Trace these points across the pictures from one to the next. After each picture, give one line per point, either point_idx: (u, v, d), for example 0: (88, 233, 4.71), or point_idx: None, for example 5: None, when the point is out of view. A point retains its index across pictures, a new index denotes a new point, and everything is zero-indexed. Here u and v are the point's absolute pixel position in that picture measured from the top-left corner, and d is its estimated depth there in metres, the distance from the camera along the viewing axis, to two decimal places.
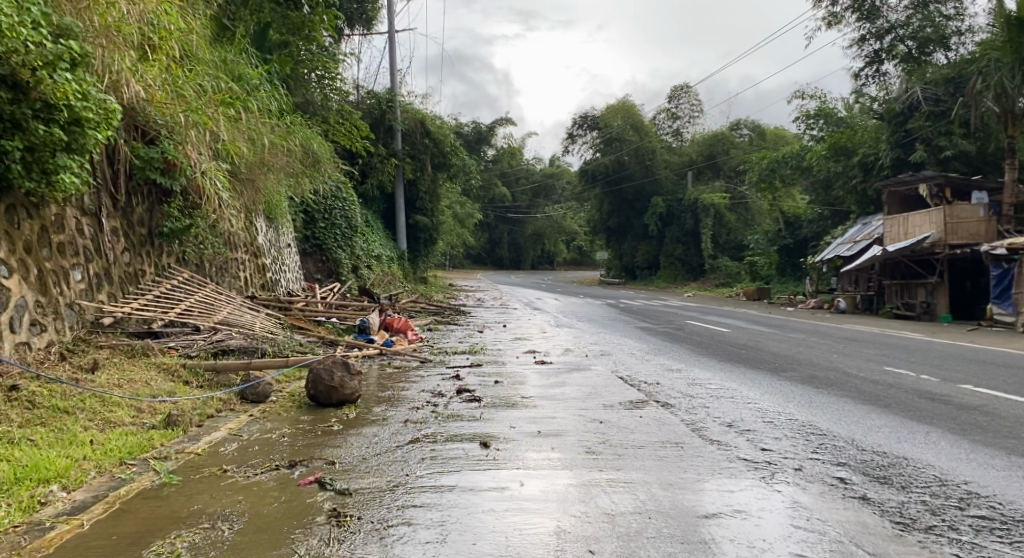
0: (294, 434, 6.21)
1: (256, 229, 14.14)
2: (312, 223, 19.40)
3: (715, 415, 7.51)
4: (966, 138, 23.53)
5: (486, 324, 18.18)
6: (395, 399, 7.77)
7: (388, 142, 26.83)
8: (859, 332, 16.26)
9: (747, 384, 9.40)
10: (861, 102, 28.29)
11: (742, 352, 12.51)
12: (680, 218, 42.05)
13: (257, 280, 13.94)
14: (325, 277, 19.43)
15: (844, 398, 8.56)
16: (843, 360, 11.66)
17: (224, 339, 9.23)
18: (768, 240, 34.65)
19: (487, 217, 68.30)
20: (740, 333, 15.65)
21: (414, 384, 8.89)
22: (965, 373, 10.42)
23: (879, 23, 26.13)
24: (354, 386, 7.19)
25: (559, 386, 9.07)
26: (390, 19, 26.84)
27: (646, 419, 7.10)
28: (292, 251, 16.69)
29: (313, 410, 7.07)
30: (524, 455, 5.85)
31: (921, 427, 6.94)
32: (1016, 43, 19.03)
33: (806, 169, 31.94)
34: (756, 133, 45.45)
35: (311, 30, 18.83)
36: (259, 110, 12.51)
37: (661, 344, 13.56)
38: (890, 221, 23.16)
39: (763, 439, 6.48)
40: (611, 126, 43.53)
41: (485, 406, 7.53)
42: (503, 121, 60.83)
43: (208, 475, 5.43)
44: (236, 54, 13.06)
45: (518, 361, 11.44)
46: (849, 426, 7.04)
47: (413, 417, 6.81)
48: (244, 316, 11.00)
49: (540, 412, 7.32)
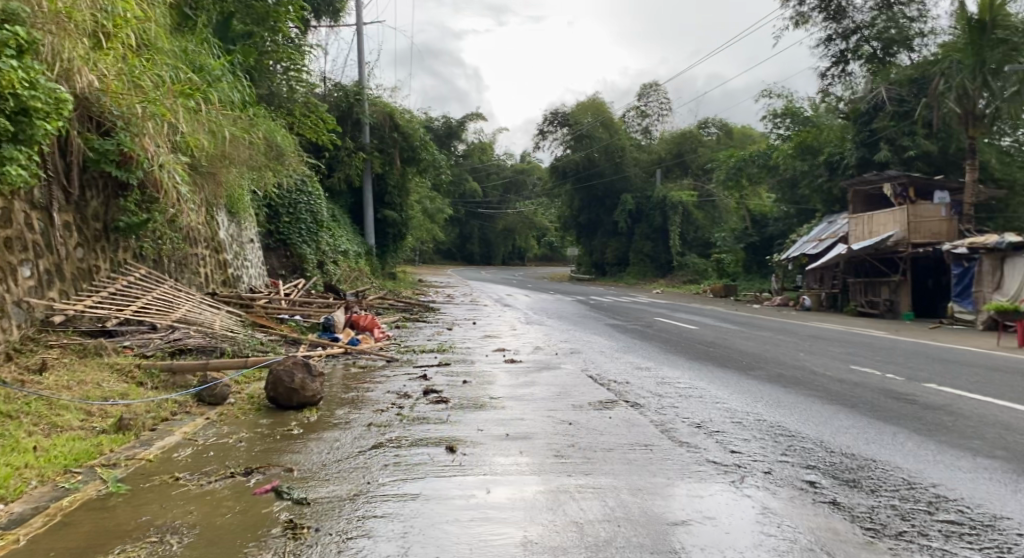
0: (252, 438, 6.03)
1: (218, 223, 13.87)
2: (276, 218, 19.07)
3: (684, 415, 7.43)
4: (929, 138, 23.82)
5: (454, 321, 18.01)
6: (359, 401, 7.60)
7: (355, 136, 26.53)
8: (824, 330, 16.34)
9: (715, 384, 9.35)
10: (827, 101, 28.51)
11: (710, 351, 12.49)
12: (649, 215, 42.15)
13: (218, 276, 13.68)
14: (290, 272, 19.14)
15: (811, 398, 8.54)
16: (809, 359, 11.68)
17: (181, 339, 9.01)
18: (735, 238, 34.87)
19: (457, 212, 68.02)
20: (708, 330, 15.65)
21: (378, 384, 8.71)
22: (928, 371, 10.47)
23: (845, 23, 26.30)
24: (315, 387, 7.01)
25: (527, 386, 8.95)
26: (358, 11, 26.51)
27: (615, 421, 7.00)
28: (255, 246, 16.38)
29: (274, 413, 6.88)
30: (491, 460, 5.72)
31: (888, 428, 6.92)
32: (976, 45, 19.44)
33: (772, 168, 32.17)
34: (724, 131, 45.74)
35: (276, 21, 18.49)
36: (220, 101, 12.21)
37: (630, 342, 13.51)
38: (854, 220, 23.37)
39: (731, 440, 6.41)
40: (581, 122, 43.53)
41: (452, 408, 7.38)
42: (473, 115, 60.56)
43: (159, 483, 5.22)
44: (196, 44, 12.75)
45: (486, 359, 11.30)
46: (816, 426, 7.00)
47: (377, 420, 6.64)
48: (203, 315, 10.75)
49: (507, 414, 7.18)
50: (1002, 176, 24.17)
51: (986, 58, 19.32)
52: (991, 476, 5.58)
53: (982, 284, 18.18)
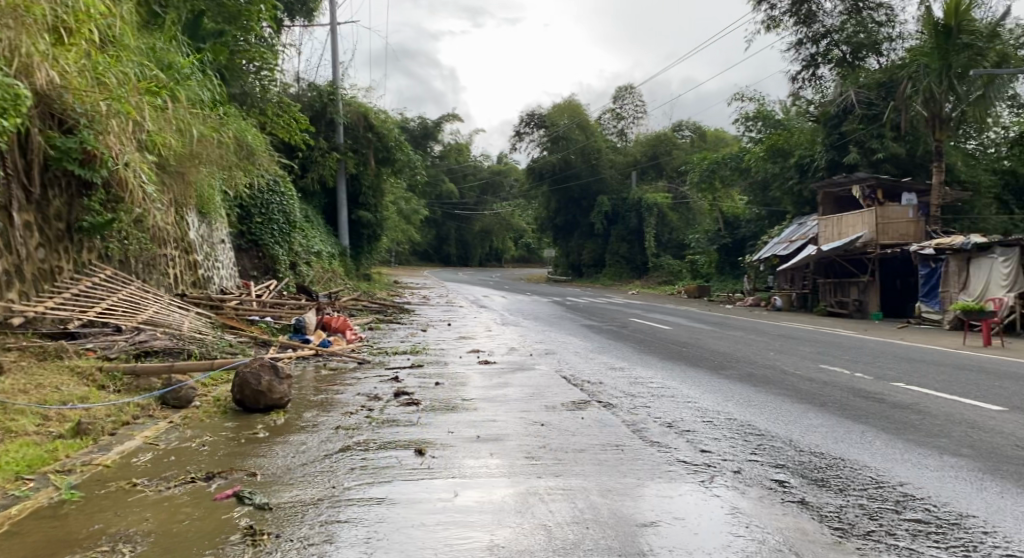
0: (216, 442, 5.91)
1: (188, 224, 13.69)
2: (248, 218, 18.87)
3: (655, 415, 7.41)
4: (897, 141, 24.08)
5: (429, 322, 17.92)
6: (327, 403, 7.50)
7: (329, 136, 26.35)
8: (796, 330, 16.44)
9: (687, 383, 9.36)
10: (798, 104, 28.73)
11: (683, 351, 12.51)
12: (625, 217, 42.26)
13: (188, 277, 13.50)
14: (261, 274, 18.93)
15: (781, 397, 8.56)
16: (780, 358, 11.73)
17: (147, 340, 8.86)
18: (709, 239, 35.08)
19: (434, 213, 67.79)
20: (682, 331, 15.69)
21: (348, 386, 8.62)
22: (896, 371, 10.55)
23: (815, 27, 26.45)
24: (283, 390, 6.91)
25: (499, 387, 8.88)
26: (332, 11, 26.34)
27: (587, 421, 6.95)
28: (226, 247, 16.19)
29: (240, 416, 6.77)
30: (460, 462, 5.65)
31: (856, 427, 6.95)
32: (942, 49, 19.70)
33: (744, 170, 32.39)
34: (698, 134, 46.04)
35: (248, 20, 18.32)
36: (190, 100, 12.06)
37: (604, 343, 13.50)
38: (825, 221, 23.57)
39: (702, 440, 6.39)
40: (557, 124, 43.57)
41: (422, 410, 7.30)
42: (449, 116, 60.40)
43: (116, 490, 5.10)
44: (165, 42, 12.59)
45: (459, 360, 11.23)
46: (786, 425, 7.01)
47: (346, 423, 6.55)
48: (171, 317, 10.61)
49: (479, 415, 7.12)
50: (966, 179, 24.34)
51: (951, 63, 19.59)
52: (958, 474, 5.61)
53: (949, 284, 18.38)
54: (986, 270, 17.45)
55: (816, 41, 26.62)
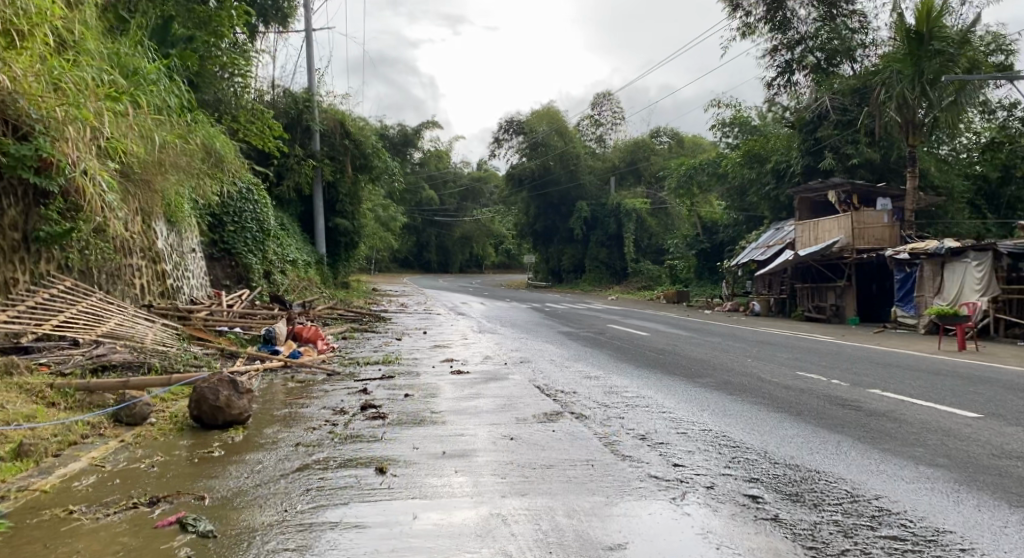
0: (166, 462, 5.67)
1: (155, 232, 13.37)
2: (219, 226, 18.51)
3: (629, 426, 7.24)
4: (872, 146, 24.15)
5: (405, 331, 17.67)
6: (291, 418, 7.26)
7: (305, 143, 26.02)
8: (773, 335, 16.36)
9: (663, 393, 9.20)
10: (774, 110, 28.71)
11: (660, 358, 12.37)
12: (604, 222, 42.20)
13: (156, 287, 13.18)
14: (234, 283, 18.60)
15: (757, 406, 8.41)
16: (757, 365, 11.61)
17: (105, 355, 8.58)
18: (687, 245, 35.11)
19: (414, 220, 67.41)
20: (659, 337, 15.57)
21: (315, 399, 8.37)
22: (872, 376, 10.44)
23: (789, 34, 26.54)
24: (242, 405, 6.68)
25: (471, 398, 8.68)
26: (308, 17, 26.07)
27: (557, 435, 6.76)
28: (197, 256, 15.86)
29: (196, 433, 6.54)
30: (422, 481, 5.44)
31: (832, 437, 6.80)
32: (914, 56, 19.77)
33: (722, 175, 32.42)
34: (676, 140, 46.10)
35: (218, 25, 18.04)
36: (155, 106, 11.82)
37: (581, 350, 13.33)
38: (801, 226, 23.59)
39: (675, 453, 6.22)
40: (536, 131, 43.49)
41: (388, 424, 7.08)
42: (428, 123, 60.12)
43: (50, 518, 4.84)
44: (130, 47, 12.28)
45: (432, 371, 11.00)
46: (761, 436, 6.86)
47: (306, 440, 6.32)
48: (134, 329, 10.37)
49: (447, 430, 6.91)
50: (940, 183, 24.43)
51: (923, 69, 19.64)
52: (934, 487, 5.46)
53: (924, 289, 18.39)
54: (960, 274, 17.46)
55: (791, 47, 26.69)
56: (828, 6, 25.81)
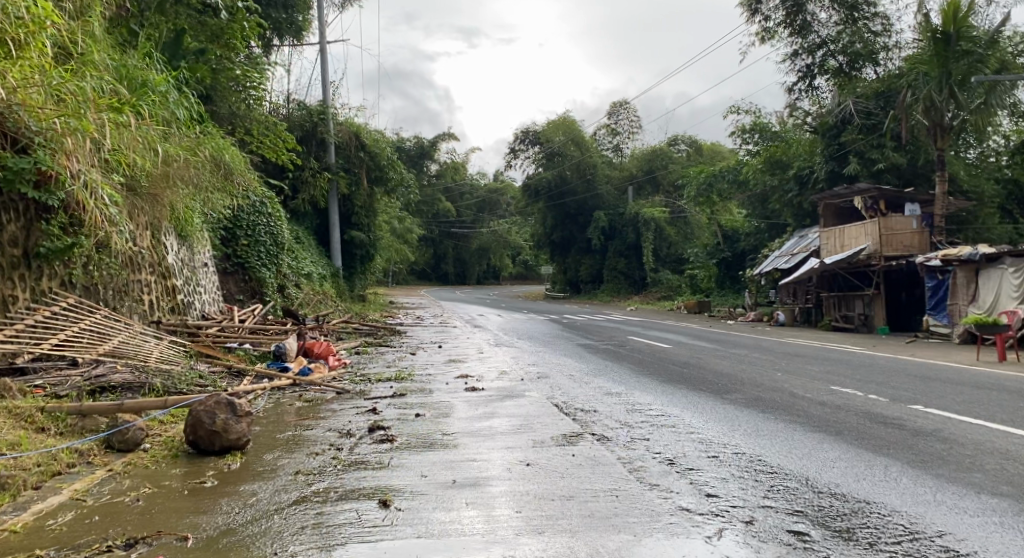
0: (154, 494, 5.26)
1: (165, 247, 13.01)
2: (232, 241, 18.14)
3: (655, 449, 6.73)
4: (898, 151, 23.60)
5: (420, 345, 17.22)
6: (295, 441, 6.81)
7: (320, 155, 25.68)
8: (800, 346, 15.78)
9: (689, 411, 8.68)
10: (795, 116, 28.17)
11: (685, 372, 11.85)
12: (622, 231, 41.68)
13: (165, 303, 12.79)
14: (248, 297, 18.24)
15: (792, 424, 7.88)
16: (787, 379, 11.06)
17: (104, 376, 8.20)
18: (707, 254, 34.56)
19: (431, 233, 67.08)
20: (681, 349, 15.05)
21: (322, 420, 7.93)
22: (912, 391, 9.87)
23: (810, 38, 25.92)
24: (240, 430, 6.26)
25: (486, 418, 8.24)
26: (322, 29, 25.82)
27: (578, 460, 6.27)
28: (208, 270, 15.48)
29: (192, 460, 6.13)
30: (429, 516, 4.97)
31: (878, 461, 6.32)
32: (941, 56, 19.21)
33: (743, 183, 31.90)
34: (694, 148, 45.55)
35: (231, 38, 17.71)
36: (163, 120, 11.53)
37: (602, 364, 12.81)
38: (827, 233, 23.00)
39: (708, 481, 5.72)
40: (552, 141, 42.93)
41: (397, 447, 6.64)
42: (443, 135, 59.83)
43: None
44: (138, 59, 11.99)
45: (446, 387, 10.55)
46: (801, 460, 6.35)
47: (307, 467, 5.89)
48: (139, 346, 10.03)
49: (462, 454, 6.46)
50: (969, 188, 23.69)
51: (951, 70, 19.06)
52: (1003, 521, 4.97)
53: (957, 297, 17.75)
54: (996, 282, 16.84)
55: (811, 51, 26.16)
56: (849, 8, 25.20)
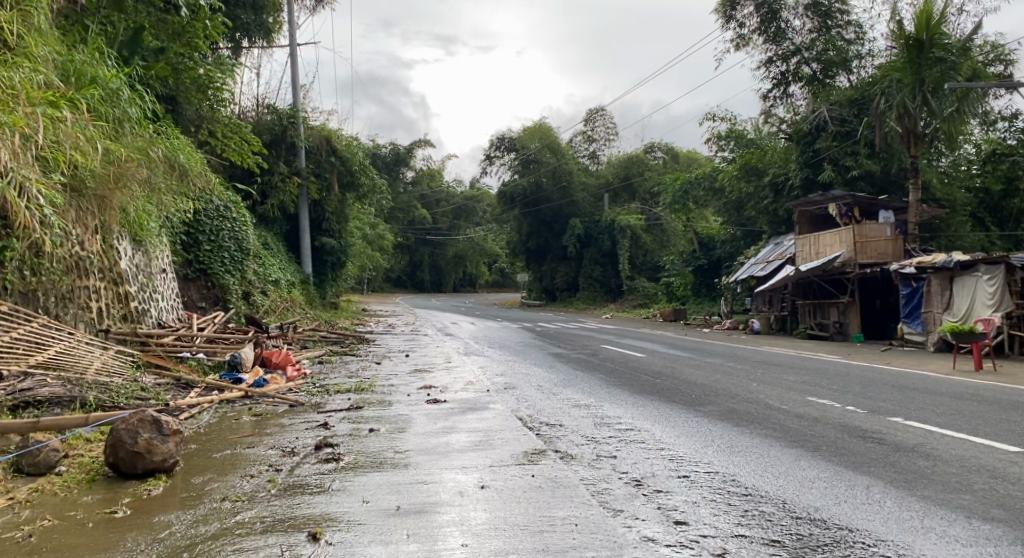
0: (51, 530, 4.89)
1: (119, 252, 12.25)
2: (195, 246, 17.45)
3: (622, 469, 6.26)
4: (872, 158, 23.38)
5: (387, 354, 16.67)
6: (231, 461, 6.28)
7: (290, 160, 25.02)
8: (776, 354, 15.41)
9: (660, 424, 8.22)
10: (770, 122, 28.04)
11: (657, 382, 11.41)
12: (599, 239, 41.35)
13: (117, 310, 12.02)
14: (210, 305, 17.48)
15: (767, 439, 7.46)
16: (762, 389, 10.66)
17: (31, 388, 7.65)
18: (683, 261, 34.32)
19: (407, 240, 66.42)
20: (655, 358, 14.67)
21: (266, 437, 7.36)
22: (891, 402, 9.49)
23: (785, 45, 25.81)
24: (165, 450, 5.81)
25: (446, 433, 7.74)
26: (293, 32, 25.28)
27: (538, 482, 5.78)
28: (167, 276, 14.70)
29: (110, 485, 5.68)
30: (363, 552, 4.59)
31: (859, 480, 5.93)
32: (915, 64, 19.06)
33: (718, 190, 31.69)
34: (670, 155, 45.48)
35: (194, 36, 16.85)
36: (115, 119, 10.88)
37: (573, 374, 12.33)
38: (802, 240, 22.79)
39: (677, 506, 5.26)
40: (528, 148, 42.74)
41: (342, 468, 6.11)
42: (419, 141, 59.36)
43: None
44: (87, 52, 11.32)
45: (408, 399, 10.03)
46: (776, 480, 5.92)
47: (236, 493, 5.43)
48: (82, 354, 9.38)
49: (413, 474, 5.97)
50: (941, 196, 23.82)
51: (924, 77, 18.92)
52: (998, 552, 4.61)
53: (932, 304, 17.50)
54: (970, 290, 16.58)
55: (786, 58, 25.99)
56: (823, 16, 25.10)
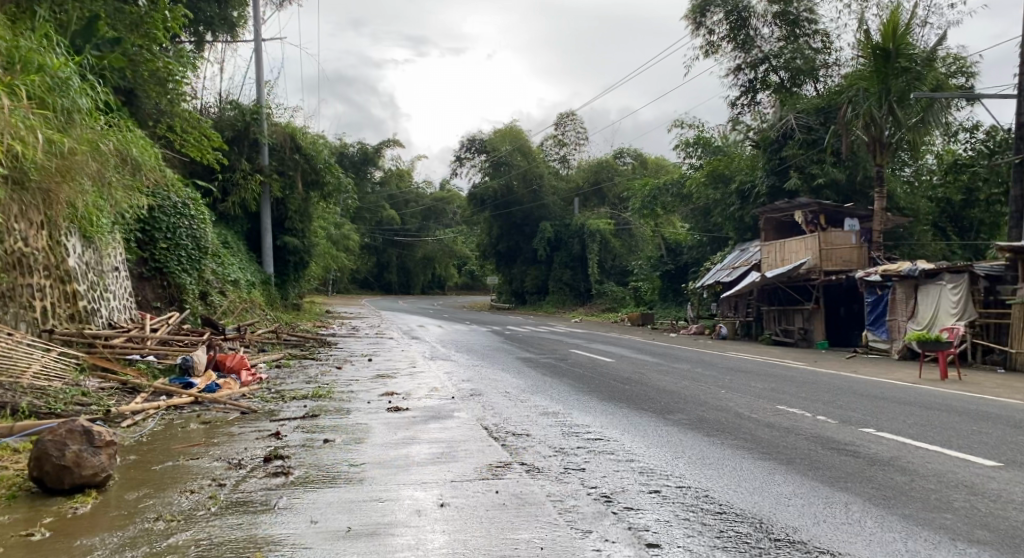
0: None
1: (67, 248, 11.69)
2: (150, 243, 16.86)
3: (590, 483, 5.93)
4: (838, 166, 23.41)
5: (349, 357, 16.24)
6: (173, 475, 5.89)
7: (253, 157, 24.40)
8: (743, 361, 15.24)
9: (630, 434, 7.92)
10: (738, 130, 28.03)
11: (626, 388, 11.15)
12: (568, 243, 41.19)
13: (63, 310, 11.49)
14: (166, 305, 16.92)
15: (740, 451, 7.18)
16: (731, 397, 10.44)
17: None
18: (651, 265, 34.23)
19: (375, 241, 65.71)
20: (623, 363, 14.40)
21: (215, 447, 6.94)
22: (861, 412, 9.29)
23: (753, 53, 25.74)
24: (95, 463, 5.44)
25: (406, 444, 7.38)
26: (258, 28, 24.68)
27: (503, 499, 5.45)
28: (119, 274, 14.12)
29: (33, 501, 5.30)
30: None
31: (837, 496, 5.69)
32: (881, 73, 19.00)
33: (686, 196, 31.68)
34: (639, 161, 45.56)
35: (153, 28, 16.19)
36: (63, 110, 10.26)
37: (539, 380, 12.02)
38: (768, 247, 22.78)
39: (646, 528, 4.97)
40: (498, 150, 42.52)
41: (291, 483, 5.73)
42: (387, 141, 58.78)
43: None
44: (34, 39, 10.69)
45: (367, 407, 9.66)
46: (751, 496, 5.66)
47: (171, 512, 5.06)
48: (21, 354, 8.87)
49: (368, 490, 5.59)
50: (906, 205, 23.94)
51: (890, 86, 18.89)
52: None
53: (897, 312, 17.46)
54: (935, 297, 16.50)
55: (754, 66, 25.93)
56: (791, 25, 25.14)
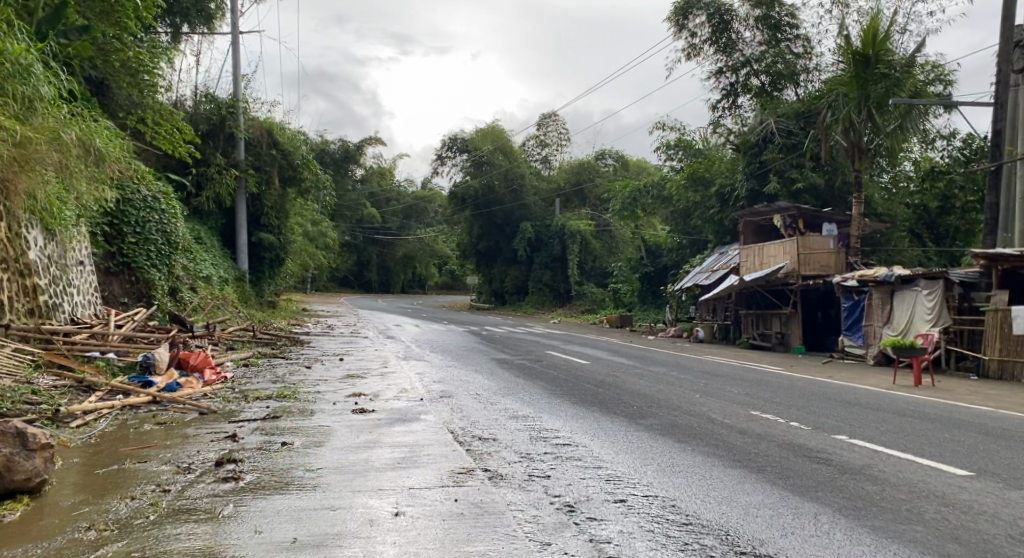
0: None
1: (26, 241, 11.36)
2: (118, 237, 16.46)
3: (554, 491, 5.73)
4: (817, 171, 23.40)
5: (320, 356, 15.94)
6: (116, 480, 5.66)
7: (228, 151, 23.97)
8: (719, 365, 15.11)
9: (600, 439, 7.72)
10: (719, 133, 27.98)
11: (599, 391, 10.97)
12: (549, 243, 41.06)
13: (21, 304, 11.16)
14: (133, 301, 16.54)
15: (711, 457, 7.02)
16: (705, 401, 10.28)
17: None
18: (631, 267, 34.11)
19: (354, 239, 65.19)
20: (598, 366, 14.23)
21: (168, 449, 6.68)
22: (835, 419, 9.15)
23: (734, 56, 25.67)
24: (28, 467, 5.27)
25: (368, 448, 7.14)
26: (235, 20, 24.27)
27: (462, 508, 5.24)
28: (85, 268, 13.74)
29: None
30: None
31: (805, 507, 5.53)
32: (860, 79, 19.00)
33: (666, 199, 31.63)
34: (621, 163, 45.54)
35: (124, 17, 15.74)
36: (22, 97, 9.84)
37: (511, 382, 11.82)
38: (746, 251, 22.72)
39: (606, 540, 4.79)
40: (480, 149, 42.28)
41: (241, 489, 5.49)
42: (368, 138, 58.31)
43: None
44: None
45: (333, 408, 9.41)
46: (717, 505, 5.49)
47: (107, 520, 4.85)
48: None
49: (322, 497, 5.36)
50: (883, 211, 23.96)
51: (870, 92, 18.88)
52: None
53: (873, 317, 17.42)
54: (910, 303, 16.45)
55: (736, 69, 25.85)
56: (772, 29, 25.11)
